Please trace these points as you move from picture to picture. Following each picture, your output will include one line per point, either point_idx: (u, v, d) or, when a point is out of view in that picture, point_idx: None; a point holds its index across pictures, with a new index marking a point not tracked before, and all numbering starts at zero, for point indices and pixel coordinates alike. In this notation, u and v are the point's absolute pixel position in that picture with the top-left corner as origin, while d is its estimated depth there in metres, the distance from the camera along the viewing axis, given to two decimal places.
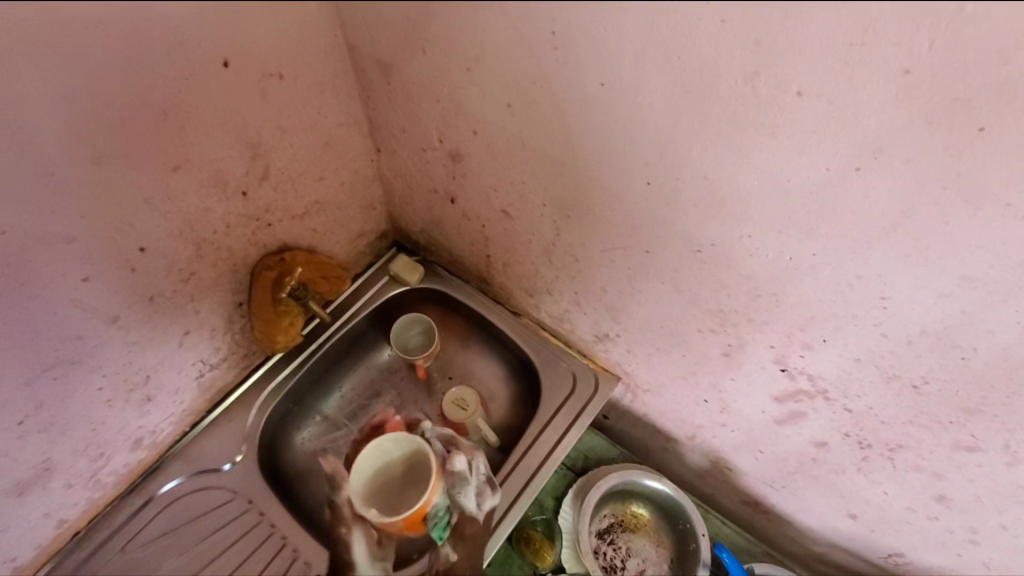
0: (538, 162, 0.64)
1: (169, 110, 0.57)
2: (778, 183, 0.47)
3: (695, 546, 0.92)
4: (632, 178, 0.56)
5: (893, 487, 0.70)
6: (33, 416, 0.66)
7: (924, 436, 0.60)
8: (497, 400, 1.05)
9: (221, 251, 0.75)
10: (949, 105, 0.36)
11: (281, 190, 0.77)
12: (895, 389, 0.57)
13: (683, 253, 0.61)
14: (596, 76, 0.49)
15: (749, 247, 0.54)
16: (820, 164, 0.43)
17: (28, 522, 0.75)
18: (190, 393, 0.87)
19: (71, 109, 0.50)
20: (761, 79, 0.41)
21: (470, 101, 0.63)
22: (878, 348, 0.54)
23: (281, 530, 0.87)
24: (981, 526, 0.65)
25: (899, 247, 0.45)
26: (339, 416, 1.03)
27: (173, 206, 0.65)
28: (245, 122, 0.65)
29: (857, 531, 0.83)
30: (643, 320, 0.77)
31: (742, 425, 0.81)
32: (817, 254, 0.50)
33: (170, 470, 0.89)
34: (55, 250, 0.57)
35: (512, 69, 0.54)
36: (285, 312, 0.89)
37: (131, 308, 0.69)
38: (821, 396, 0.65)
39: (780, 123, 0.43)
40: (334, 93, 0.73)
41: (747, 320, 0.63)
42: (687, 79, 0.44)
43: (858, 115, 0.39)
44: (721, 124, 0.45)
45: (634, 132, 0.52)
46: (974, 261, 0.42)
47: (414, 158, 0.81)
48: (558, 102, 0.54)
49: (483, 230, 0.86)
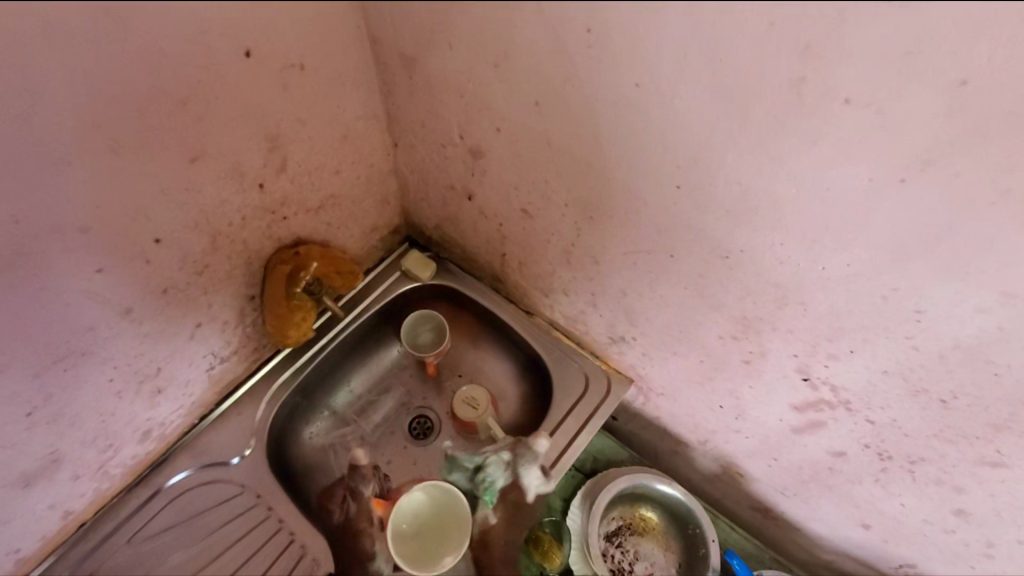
0: (563, 162, 0.63)
1: (188, 101, 0.55)
2: (817, 191, 0.46)
3: (703, 552, 0.92)
4: (662, 181, 0.55)
5: (910, 500, 0.69)
6: (43, 408, 0.65)
7: (947, 451, 0.59)
8: (507, 399, 1.04)
9: (236, 244, 0.74)
10: (1007, 119, 0.35)
11: (297, 184, 0.76)
12: (922, 403, 0.56)
13: (709, 259, 0.60)
14: (632, 76, 0.48)
15: (779, 254, 0.53)
16: (863, 173, 0.42)
17: (35, 512, 0.74)
18: (199, 385, 0.86)
19: (91, 98, 0.48)
20: (807, 84, 0.40)
21: (496, 98, 0.61)
22: (907, 361, 0.53)
23: (289, 526, 0.87)
24: (999, 541, 0.65)
25: (940, 260, 0.43)
26: (347, 411, 1.02)
27: (189, 197, 0.64)
28: (265, 114, 0.64)
29: (869, 541, 0.83)
30: (661, 324, 0.76)
31: (757, 432, 0.81)
32: (852, 264, 0.49)
33: (178, 463, 0.88)
34: (70, 240, 0.55)
35: (542, 67, 0.53)
36: (299, 306, 0.88)
37: (143, 300, 0.68)
38: (843, 406, 0.64)
39: (824, 130, 0.41)
40: (355, 86, 0.71)
41: (771, 328, 0.62)
42: (728, 82, 0.43)
43: (908, 125, 0.38)
44: (761, 129, 0.44)
45: (667, 135, 0.50)
46: (1019, 278, 0.41)
47: (432, 154, 0.80)
48: (589, 102, 0.53)
49: (500, 228, 0.85)
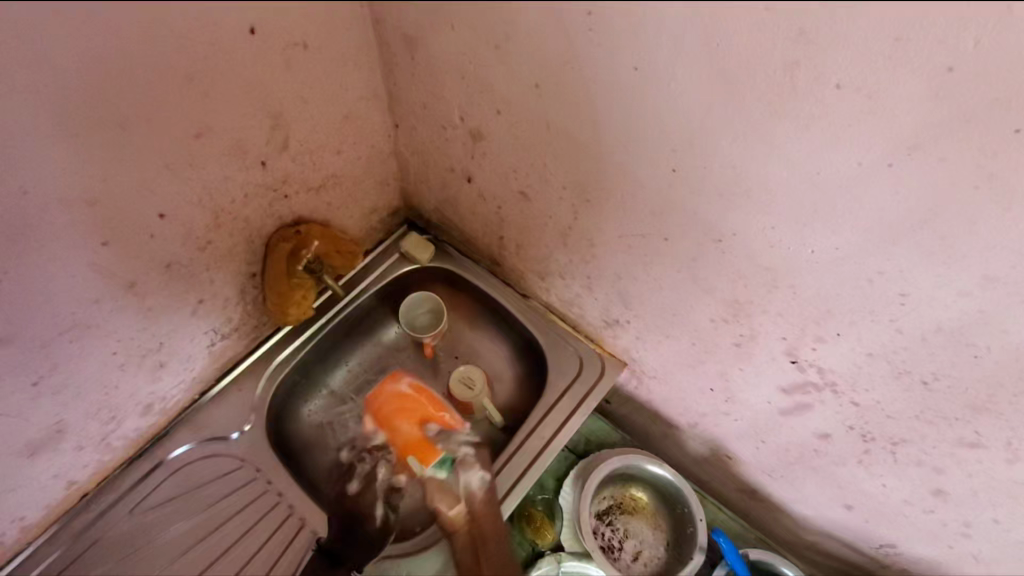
0: (562, 144, 0.64)
1: (194, 75, 0.56)
2: (808, 176, 0.47)
3: (692, 530, 0.94)
4: (658, 164, 0.56)
5: (891, 480, 0.72)
6: (48, 378, 0.66)
7: (927, 431, 0.61)
8: (503, 381, 1.06)
9: (238, 221, 0.75)
10: (990, 104, 0.36)
11: (299, 162, 0.77)
12: (904, 384, 0.58)
13: (702, 242, 0.61)
14: (631, 59, 0.49)
15: (771, 238, 0.54)
16: (852, 158, 0.43)
17: (39, 481, 0.76)
18: (201, 361, 0.88)
19: (100, 71, 0.49)
20: (801, 69, 0.41)
21: (497, 80, 0.62)
22: (891, 343, 0.55)
23: (288, 499, 0.89)
24: (976, 520, 0.67)
25: (925, 243, 0.45)
26: (345, 390, 1.04)
27: (192, 173, 0.64)
28: (268, 91, 0.64)
29: (851, 522, 0.85)
30: (654, 307, 0.78)
31: (745, 414, 0.83)
32: (840, 248, 0.50)
33: (179, 436, 0.90)
34: (76, 212, 0.56)
35: (543, 49, 0.54)
36: (299, 284, 0.89)
37: (147, 274, 0.69)
38: (829, 388, 0.66)
39: (815, 115, 0.43)
40: (357, 66, 0.72)
41: (762, 311, 0.63)
42: (723, 66, 0.44)
43: (897, 111, 0.39)
44: (755, 113, 0.46)
45: (664, 120, 0.52)
46: (997, 261, 0.42)
47: (432, 136, 0.81)
48: (588, 84, 0.54)
49: (498, 211, 0.86)
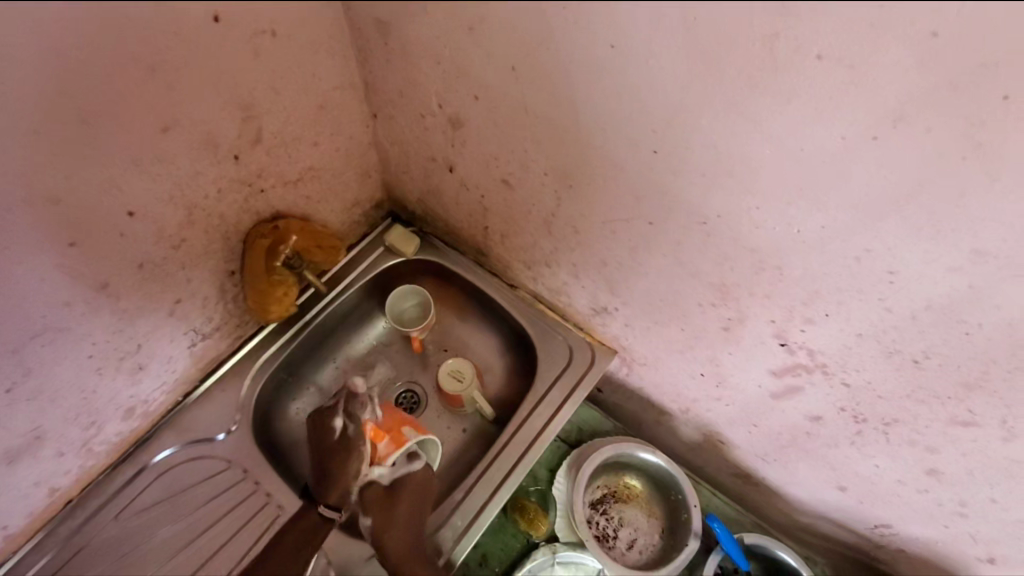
0: (541, 129, 0.62)
1: (157, 66, 0.54)
2: (792, 153, 0.46)
3: (687, 516, 0.93)
4: (639, 146, 0.55)
5: (884, 461, 0.71)
6: (21, 384, 0.64)
7: (920, 411, 0.60)
8: (493, 373, 1.05)
9: (213, 218, 0.73)
10: (977, 71, 0.35)
11: (274, 155, 0.75)
12: (895, 364, 0.57)
13: (687, 225, 0.60)
14: (607, 37, 0.47)
15: (756, 218, 0.53)
16: (836, 131, 0.42)
17: (19, 490, 0.74)
18: (182, 362, 0.86)
19: (55, 63, 0.47)
20: (781, 41, 0.39)
21: (473, 64, 0.60)
22: (880, 323, 0.54)
23: (276, 498, 0.87)
24: (971, 499, 0.67)
25: (912, 219, 0.44)
26: (333, 387, 1.03)
27: (162, 168, 0.62)
28: (238, 81, 0.62)
29: (846, 503, 0.85)
30: (642, 293, 0.77)
31: (736, 399, 0.82)
32: (826, 227, 0.49)
33: (164, 439, 0.88)
34: (40, 212, 0.54)
35: (517, 30, 0.52)
36: (280, 282, 0.87)
37: (120, 274, 0.67)
38: (819, 370, 0.65)
39: (797, 89, 0.41)
40: (330, 53, 0.70)
41: (749, 294, 0.62)
42: (702, 41, 0.43)
43: (881, 82, 0.38)
44: (736, 90, 0.44)
45: (644, 99, 0.50)
46: (987, 235, 0.41)
47: (411, 125, 0.79)
48: (565, 65, 0.52)
49: (481, 201, 0.85)
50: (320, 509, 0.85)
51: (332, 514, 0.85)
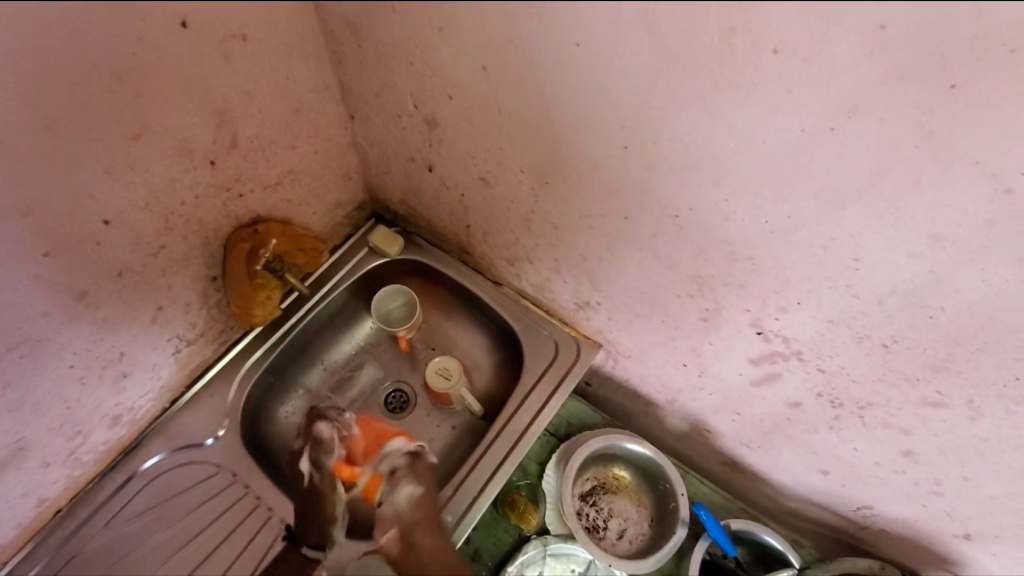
0: (515, 126, 0.63)
1: (124, 74, 0.54)
2: (755, 145, 0.46)
3: (674, 505, 0.95)
4: (610, 142, 0.56)
5: (862, 444, 0.73)
6: (3, 395, 0.64)
7: (892, 394, 0.62)
8: (481, 369, 1.06)
9: (191, 224, 0.73)
10: (923, 62, 0.36)
11: (251, 159, 0.75)
12: (866, 349, 0.58)
13: (662, 218, 0.61)
14: (572, 35, 0.48)
15: (726, 210, 0.54)
16: (795, 124, 0.43)
17: (7, 501, 0.74)
18: (167, 369, 0.86)
19: (18, 73, 0.47)
20: (737, 36, 0.40)
21: (444, 64, 0.61)
22: (850, 309, 0.55)
23: (266, 501, 0.88)
24: (945, 477, 0.68)
25: (873, 207, 0.45)
26: (321, 388, 1.03)
27: (136, 176, 0.62)
28: (209, 87, 0.62)
29: (828, 486, 0.87)
30: (621, 287, 0.78)
31: (719, 388, 0.83)
32: (792, 217, 0.50)
33: (152, 447, 0.88)
34: (13, 223, 0.54)
35: (485, 29, 0.53)
36: (262, 285, 0.88)
37: (98, 283, 0.67)
38: (795, 357, 0.67)
39: (756, 83, 0.42)
40: (303, 57, 0.70)
41: (725, 284, 0.63)
42: (664, 38, 0.43)
43: (833, 74, 0.39)
44: (699, 85, 0.45)
45: (611, 96, 0.51)
46: (944, 220, 0.42)
47: (388, 126, 0.79)
48: (533, 64, 0.53)
49: (461, 199, 0.85)
50: (303, 551, 0.86)
51: (317, 554, 0.86)
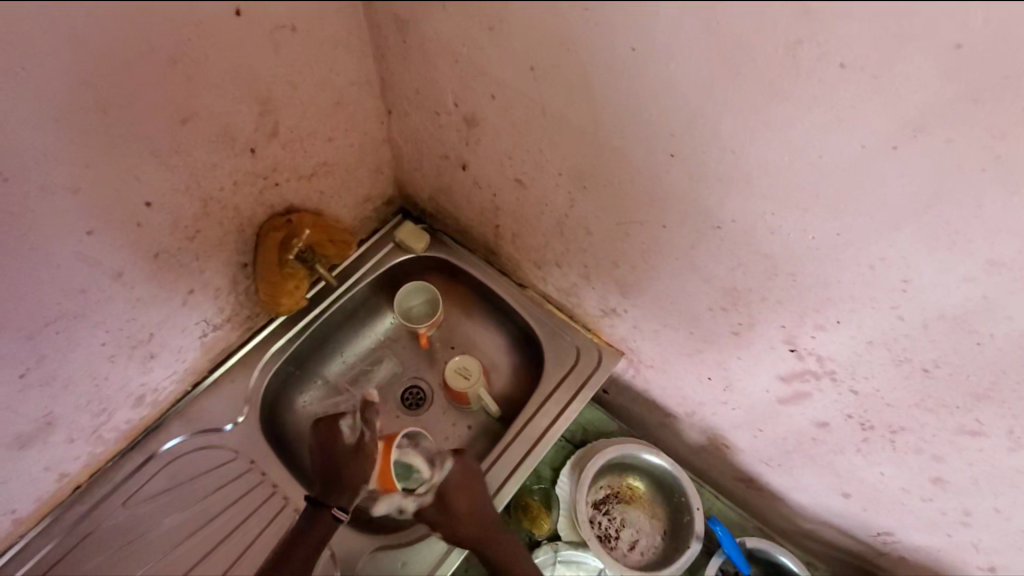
0: (559, 130, 0.63)
1: (178, 59, 0.54)
2: (810, 160, 0.46)
3: (689, 518, 0.94)
4: (656, 150, 0.55)
5: (890, 468, 0.71)
6: (36, 369, 0.65)
7: (927, 420, 0.61)
8: (499, 371, 1.06)
9: (228, 210, 0.74)
10: (997, 85, 0.35)
11: (289, 150, 0.75)
12: (905, 373, 0.57)
13: (702, 229, 0.60)
14: (628, 39, 0.47)
15: (771, 224, 0.53)
16: (855, 140, 0.42)
17: (30, 474, 0.74)
18: (193, 352, 0.87)
19: (78, 54, 0.47)
20: (803, 49, 0.40)
21: (491, 63, 0.60)
22: (892, 331, 0.54)
23: (283, 490, 0.88)
24: (974, 508, 0.67)
25: (928, 228, 0.44)
26: (340, 380, 1.04)
27: (180, 159, 0.63)
28: (256, 76, 0.62)
29: (850, 510, 0.85)
30: (652, 295, 0.77)
31: (743, 403, 0.83)
32: (841, 234, 0.49)
33: (172, 429, 0.88)
34: (60, 200, 0.55)
35: (537, 31, 0.53)
36: (291, 274, 0.87)
37: (135, 264, 0.67)
38: (828, 377, 0.66)
39: (818, 98, 0.41)
40: (347, 49, 0.70)
41: (761, 299, 0.63)
42: (726, 49, 0.43)
43: (902, 91, 0.38)
44: (756, 95, 0.44)
45: (664, 102, 0.50)
46: (1003, 246, 0.42)
47: (426, 122, 0.79)
48: (583, 66, 0.53)
49: (494, 200, 0.85)
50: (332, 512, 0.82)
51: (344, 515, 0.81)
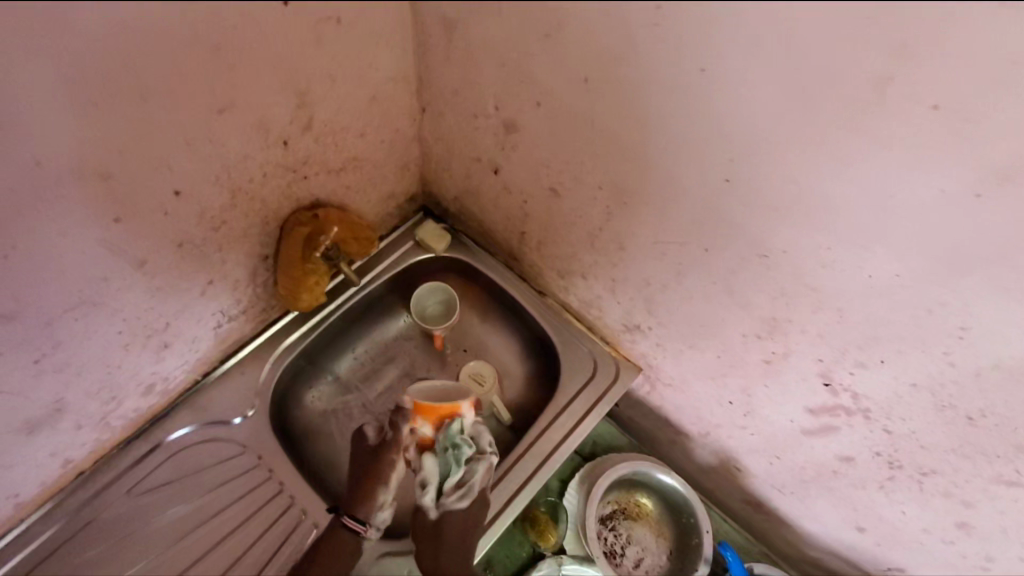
0: (606, 144, 0.61)
1: (223, 46, 0.52)
2: (880, 200, 0.44)
3: (698, 541, 0.93)
4: (710, 174, 0.54)
5: (912, 508, 0.70)
6: (50, 356, 0.63)
7: (962, 465, 0.59)
8: (512, 378, 1.04)
9: (255, 202, 0.72)
10: None
11: (321, 143, 0.73)
12: (947, 418, 0.56)
13: (747, 257, 0.59)
14: (697, 59, 0.46)
15: (825, 258, 0.52)
16: (935, 183, 0.41)
17: (36, 459, 0.73)
18: (206, 342, 0.85)
19: (125, 37, 0.45)
20: (894, 85, 0.38)
21: (542, 70, 0.58)
22: (939, 376, 0.53)
23: (289, 488, 0.86)
24: (998, 555, 0.66)
25: (999, 279, 0.42)
26: (351, 378, 1.01)
27: (213, 149, 0.61)
28: (298, 67, 0.60)
29: (863, 543, 0.84)
30: (682, 316, 0.75)
31: (764, 430, 0.81)
32: (901, 275, 0.48)
33: (180, 419, 0.87)
34: (90, 185, 0.53)
35: (599, 43, 0.51)
36: (313, 270, 0.84)
37: (158, 253, 0.65)
38: (861, 414, 0.64)
39: (900, 136, 0.40)
40: (389, 44, 0.67)
41: (800, 331, 0.61)
42: (805, 79, 0.41)
43: (994, 138, 0.37)
44: (832, 127, 0.43)
45: (727, 126, 0.49)
46: None
47: (461, 123, 0.77)
48: (643, 82, 0.51)
49: (524, 206, 0.83)
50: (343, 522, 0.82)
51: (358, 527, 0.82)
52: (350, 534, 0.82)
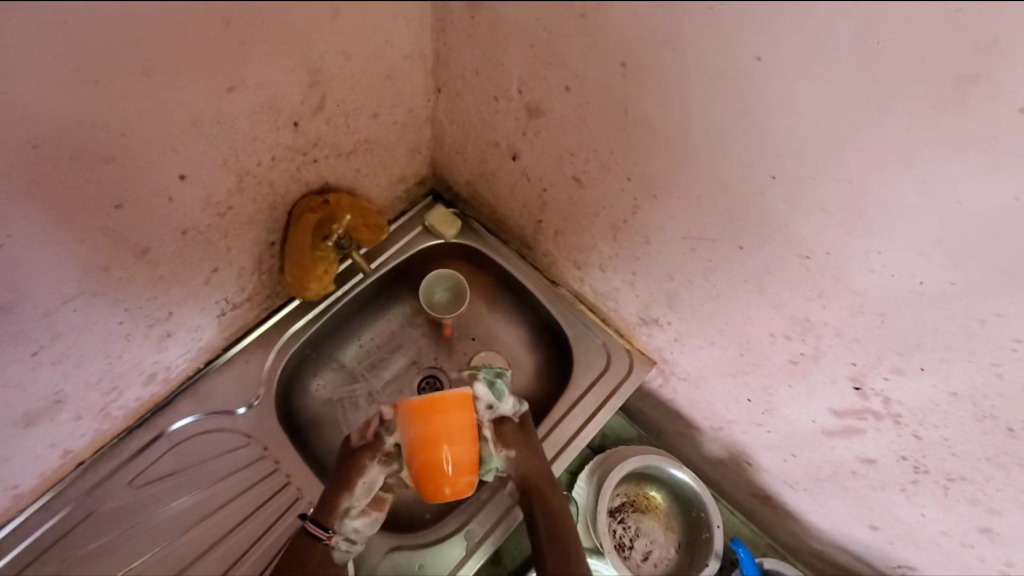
0: (640, 134, 0.57)
1: (233, 19, 0.46)
2: (944, 205, 0.41)
3: (708, 535, 0.92)
4: (754, 170, 0.51)
5: (932, 511, 0.70)
6: (49, 347, 0.59)
7: (995, 474, 0.58)
8: (522, 370, 1.01)
9: (263, 186, 0.68)
10: None
11: (333, 125, 0.69)
12: (985, 428, 0.54)
13: (785, 257, 0.56)
14: (752, 47, 0.42)
15: (873, 263, 0.49)
16: (1009, 191, 0.38)
17: (35, 451, 0.70)
18: (209, 330, 0.81)
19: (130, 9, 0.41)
20: (978, 85, 0.36)
21: (576, 53, 0.54)
22: (983, 386, 0.51)
23: (296, 481, 0.84)
24: (1020, 562, 0.65)
25: None
26: (356, 366, 0.99)
27: (221, 130, 0.57)
28: (312, 44, 0.56)
29: (876, 542, 0.84)
30: (705, 313, 0.73)
31: (782, 428, 0.80)
32: (956, 283, 0.45)
33: (183, 407, 0.84)
34: (91, 169, 0.49)
35: (642, 25, 0.47)
36: (322, 259, 0.81)
37: (161, 240, 0.61)
38: (890, 418, 0.63)
39: (977, 139, 0.37)
40: (407, 19, 0.63)
41: (834, 335, 0.59)
42: (875, 74, 0.38)
43: None
44: (900, 127, 0.40)
45: (779, 120, 0.45)
46: None
47: (479, 106, 0.73)
48: (688, 70, 0.47)
49: (542, 194, 0.80)
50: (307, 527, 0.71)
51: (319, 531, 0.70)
52: (312, 540, 0.71)
